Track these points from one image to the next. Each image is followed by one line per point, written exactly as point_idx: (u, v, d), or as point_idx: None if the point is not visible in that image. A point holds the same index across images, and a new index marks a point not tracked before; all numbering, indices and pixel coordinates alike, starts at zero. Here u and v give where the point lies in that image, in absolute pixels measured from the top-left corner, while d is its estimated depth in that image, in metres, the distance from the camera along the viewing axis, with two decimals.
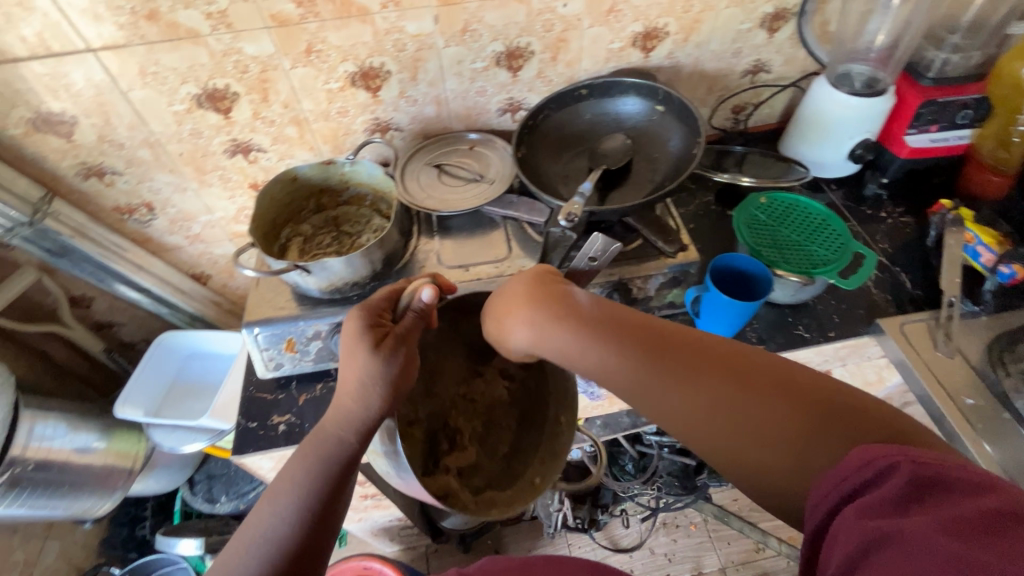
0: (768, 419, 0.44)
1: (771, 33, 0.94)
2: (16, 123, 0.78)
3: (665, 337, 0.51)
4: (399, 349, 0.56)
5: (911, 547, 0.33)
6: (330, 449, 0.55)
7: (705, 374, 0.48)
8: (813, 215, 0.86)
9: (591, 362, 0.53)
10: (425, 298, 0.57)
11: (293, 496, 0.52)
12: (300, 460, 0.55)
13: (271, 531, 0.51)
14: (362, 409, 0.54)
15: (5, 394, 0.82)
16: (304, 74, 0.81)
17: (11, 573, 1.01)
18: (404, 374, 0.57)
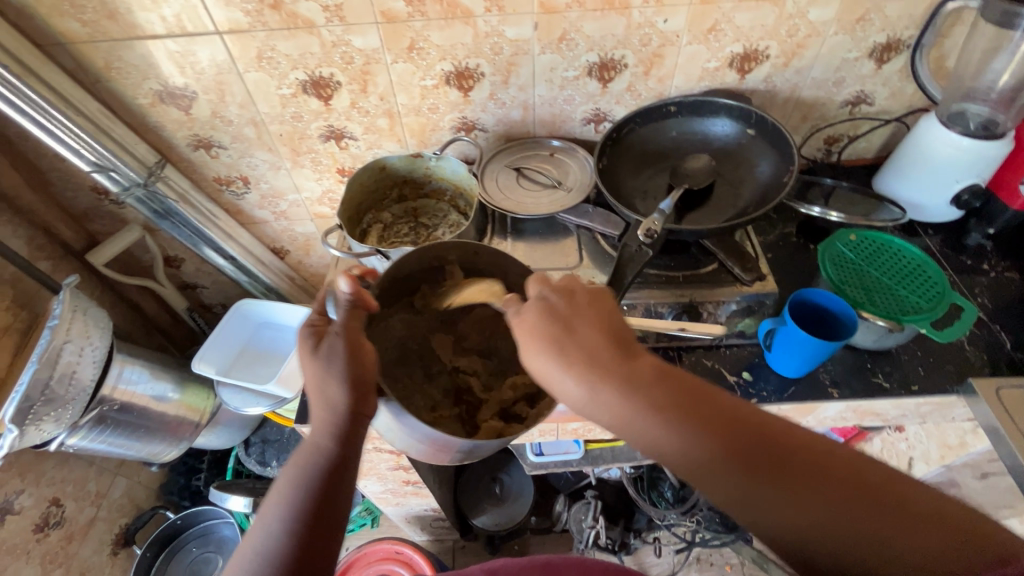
0: (833, 512, 0.43)
1: (880, 64, 0.89)
2: (145, 94, 0.85)
3: (729, 412, 0.48)
4: (342, 337, 0.56)
5: None
6: (315, 450, 0.56)
7: (776, 461, 0.45)
8: (907, 259, 0.81)
9: (654, 433, 0.48)
10: (345, 289, 0.57)
11: (281, 510, 0.53)
12: (289, 469, 0.56)
13: (263, 546, 0.51)
14: (330, 408, 0.55)
15: (104, 338, 0.90)
16: (403, 70, 0.85)
17: (83, 501, 1.10)
18: (363, 362, 0.56)
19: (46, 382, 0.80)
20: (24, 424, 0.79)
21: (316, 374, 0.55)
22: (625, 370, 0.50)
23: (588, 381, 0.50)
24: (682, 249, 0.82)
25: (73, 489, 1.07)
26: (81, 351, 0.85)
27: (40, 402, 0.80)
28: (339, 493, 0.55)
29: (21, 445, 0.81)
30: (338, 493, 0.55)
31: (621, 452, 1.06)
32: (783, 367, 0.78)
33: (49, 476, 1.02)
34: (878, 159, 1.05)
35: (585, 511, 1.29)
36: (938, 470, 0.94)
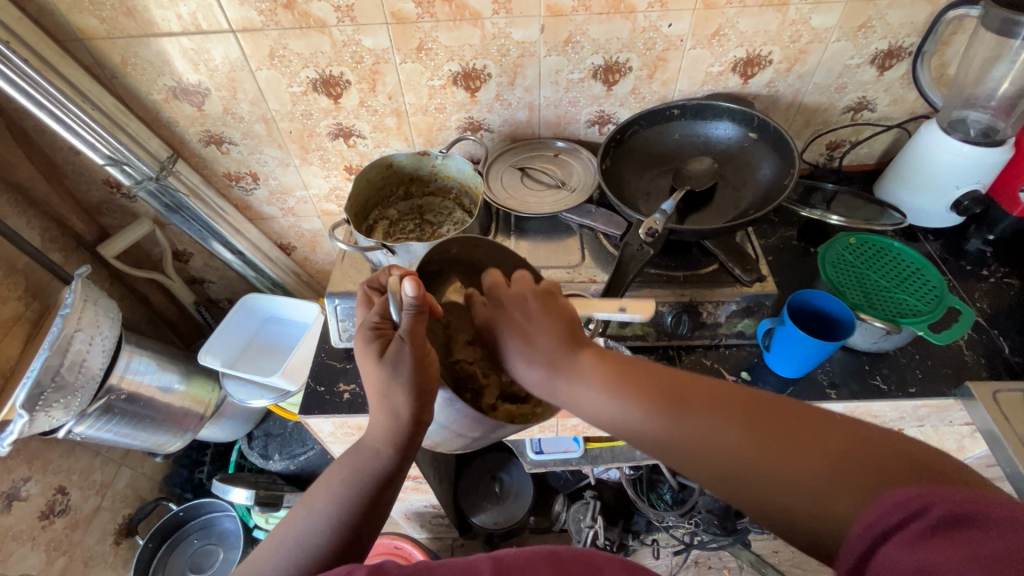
0: (794, 477, 0.42)
1: (882, 71, 0.90)
2: (159, 90, 0.87)
3: (684, 390, 0.49)
4: (408, 344, 0.50)
5: None
6: (371, 454, 0.55)
7: (730, 433, 0.45)
8: (906, 262, 0.82)
9: (613, 416, 0.51)
10: (408, 291, 0.50)
11: (328, 504, 0.54)
12: (343, 464, 0.56)
13: (304, 535, 0.52)
14: (393, 416, 0.53)
15: (113, 328, 0.91)
16: (411, 70, 0.86)
17: (89, 490, 1.11)
18: (425, 368, 0.51)
19: (56, 369, 0.82)
20: (34, 410, 0.81)
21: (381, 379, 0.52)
22: (581, 359, 0.54)
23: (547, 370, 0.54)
24: (683, 250, 0.83)
25: (79, 478, 1.09)
26: (91, 340, 0.87)
27: (50, 389, 0.82)
28: (383, 498, 0.55)
29: (30, 431, 0.83)
30: (381, 500, 0.55)
31: (620, 452, 1.07)
32: (783, 367, 0.78)
33: (55, 464, 1.04)
34: (880, 165, 1.05)
35: (584, 511, 1.28)
36: None
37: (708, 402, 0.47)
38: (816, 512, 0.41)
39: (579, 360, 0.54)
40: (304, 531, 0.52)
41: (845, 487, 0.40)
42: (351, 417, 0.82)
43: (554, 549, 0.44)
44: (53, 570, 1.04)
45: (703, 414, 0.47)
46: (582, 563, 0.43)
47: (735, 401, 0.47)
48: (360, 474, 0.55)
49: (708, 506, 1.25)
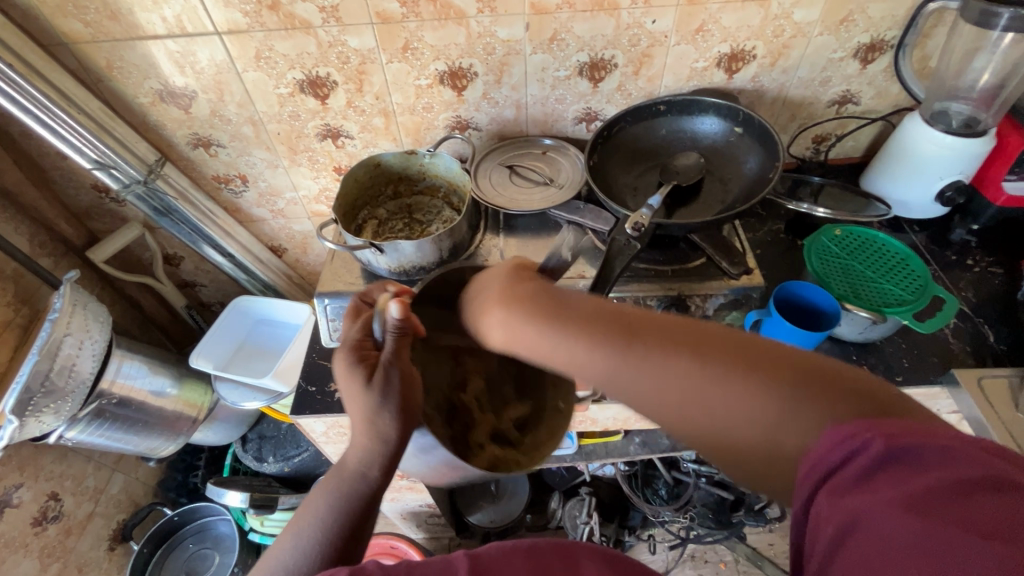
0: (746, 404, 0.41)
1: (865, 64, 0.91)
2: (146, 93, 0.87)
3: (635, 322, 0.47)
4: (397, 367, 0.52)
5: (879, 528, 0.31)
6: (355, 472, 0.55)
7: (685, 363, 0.43)
8: (890, 253, 0.83)
9: (554, 354, 0.48)
10: (395, 314, 0.50)
11: (314, 529, 0.53)
12: (330, 485, 0.56)
13: (290, 562, 0.52)
14: (382, 442, 0.52)
15: (103, 332, 0.91)
16: (398, 69, 0.87)
17: (82, 496, 1.11)
18: (413, 390, 0.52)
19: (46, 374, 0.82)
20: (24, 416, 0.81)
21: (364, 403, 0.52)
22: (524, 302, 0.49)
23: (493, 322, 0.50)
24: (671, 244, 0.83)
25: (72, 483, 1.08)
26: (81, 345, 0.87)
27: (40, 394, 0.81)
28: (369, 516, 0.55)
29: (20, 437, 0.82)
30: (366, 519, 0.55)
31: (614, 447, 1.07)
32: None
33: (48, 470, 1.03)
34: (865, 158, 1.06)
35: (579, 507, 1.29)
36: None
37: (662, 339, 0.45)
38: (764, 437, 0.41)
39: (524, 303, 0.49)
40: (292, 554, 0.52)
41: (791, 414, 0.40)
42: (342, 416, 0.82)
43: (531, 543, 0.45)
44: None
45: (660, 344, 0.45)
46: (561, 558, 0.43)
47: (691, 331, 0.45)
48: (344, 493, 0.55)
49: (703, 499, 1.27)
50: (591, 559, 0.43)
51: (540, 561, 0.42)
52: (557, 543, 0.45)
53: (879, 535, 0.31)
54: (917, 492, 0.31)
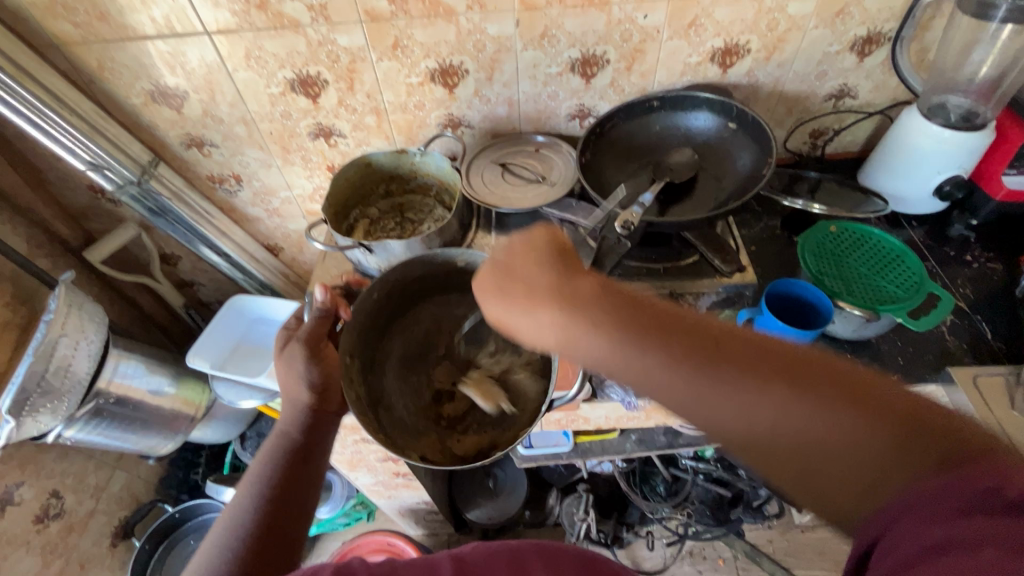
0: (840, 443, 0.38)
1: (861, 57, 0.90)
2: (138, 94, 0.88)
3: (726, 341, 0.43)
4: (302, 342, 0.64)
5: (967, 556, 0.31)
6: (281, 441, 0.64)
7: (783, 396, 0.39)
8: (885, 249, 0.82)
9: (619, 364, 0.46)
10: (320, 296, 0.67)
11: (258, 484, 0.60)
12: (255, 462, 0.63)
13: (242, 515, 0.57)
14: (294, 403, 0.65)
15: (99, 332, 0.92)
16: (388, 67, 0.86)
17: (84, 494, 1.12)
18: (316, 365, 0.65)
19: (42, 375, 0.82)
20: (22, 415, 0.82)
21: (283, 369, 0.64)
22: (597, 319, 0.47)
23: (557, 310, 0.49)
24: (664, 242, 0.83)
25: (73, 481, 1.10)
26: (76, 345, 0.87)
27: (36, 394, 0.82)
28: (303, 477, 0.62)
29: (18, 437, 0.83)
30: (302, 479, 0.62)
31: (609, 445, 1.07)
32: None
33: (49, 469, 1.05)
34: (863, 152, 1.05)
35: (577, 504, 1.29)
36: None
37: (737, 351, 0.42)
38: (863, 483, 0.37)
39: (587, 306, 0.48)
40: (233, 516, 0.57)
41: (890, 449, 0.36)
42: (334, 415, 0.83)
43: (516, 545, 0.45)
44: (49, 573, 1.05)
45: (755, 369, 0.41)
46: (539, 556, 0.43)
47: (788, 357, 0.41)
48: (273, 459, 0.62)
49: (701, 496, 1.27)
50: (568, 561, 0.44)
51: (523, 562, 0.42)
52: (539, 545, 0.45)
53: (943, 565, 0.32)
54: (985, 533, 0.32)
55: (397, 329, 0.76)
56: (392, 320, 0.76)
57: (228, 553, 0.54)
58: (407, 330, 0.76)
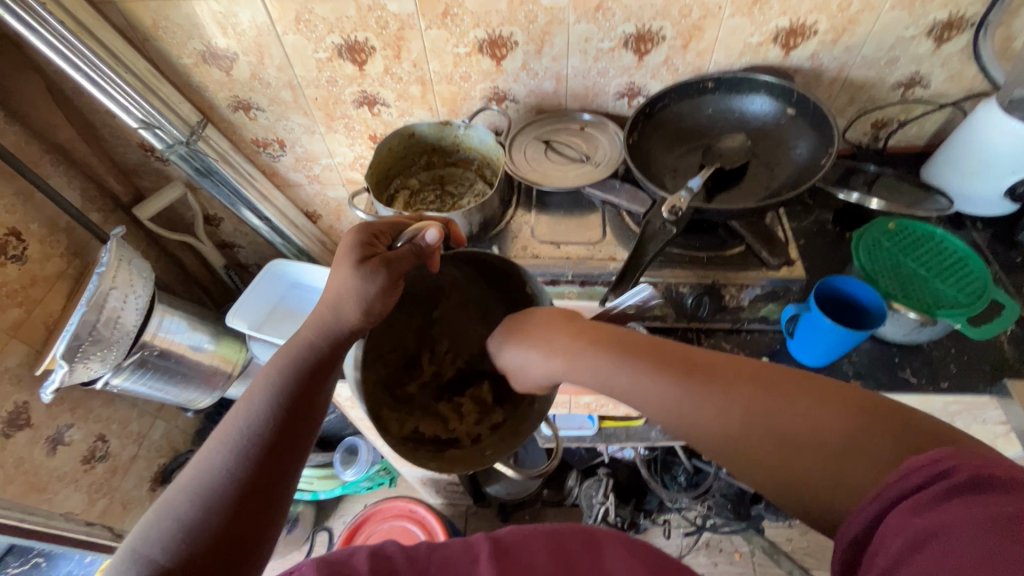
0: (801, 445, 0.41)
1: (939, 43, 0.83)
2: (189, 54, 0.88)
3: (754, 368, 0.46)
4: (386, 269, 0.57)
5: (951, 541, 0.32)
6: (302, 351, 0.57)
7: (782, 397, 0.44)
8: (948, 250, 0.78)
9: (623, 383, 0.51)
10: (429, 238, 0.58)
11: (266, 393, 0.53)
12: (266, 369, 0.56)
13: (246, 424, 0.51)
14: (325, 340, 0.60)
15: (145, 287, 0.95)
16: (436, 36, 0.85)
17: (127, 440, 1.18)
18: (385, 297, 0.58)
19: (94, 324, 0.86)
20: (74, 361, 0.85)
21: (345, 284, 0.57)
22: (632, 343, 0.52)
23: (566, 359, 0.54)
24: (709, 230, 0.80)
25: (117, 427, 1.15)
26: (125, 298, 0.91)
27: (88, 342, 0.86)
28: (319, 393, 0.55)
29: (70, 381, 0.87)
30: (318, 396, 0.55)
31: (634, 431, 1.06)
32: (804, 356, 0.76)
33: (96, 413, 1.10)
34: (929, 147, 0.99)
35: (596, 487, 1.30)
36: None
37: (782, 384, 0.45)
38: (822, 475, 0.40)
39: (602, 349, 0.53)
40: (241, 427, 0.51)
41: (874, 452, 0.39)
42: None
43: (551, 527, 0.45)
44: (94, 510, 1.11)
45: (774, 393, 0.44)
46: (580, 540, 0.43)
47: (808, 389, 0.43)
48: (289, 370, 0.55)
49: (723, 490, 1.26)
50: (614, 547, 0.41)
51: (562, 544, 0.42)
52: (577, 528, 0.44)
53: (952, 556, 0.31)
54: (984, 519, 0.32)
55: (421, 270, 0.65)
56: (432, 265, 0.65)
57: (226, 461, 0.48)
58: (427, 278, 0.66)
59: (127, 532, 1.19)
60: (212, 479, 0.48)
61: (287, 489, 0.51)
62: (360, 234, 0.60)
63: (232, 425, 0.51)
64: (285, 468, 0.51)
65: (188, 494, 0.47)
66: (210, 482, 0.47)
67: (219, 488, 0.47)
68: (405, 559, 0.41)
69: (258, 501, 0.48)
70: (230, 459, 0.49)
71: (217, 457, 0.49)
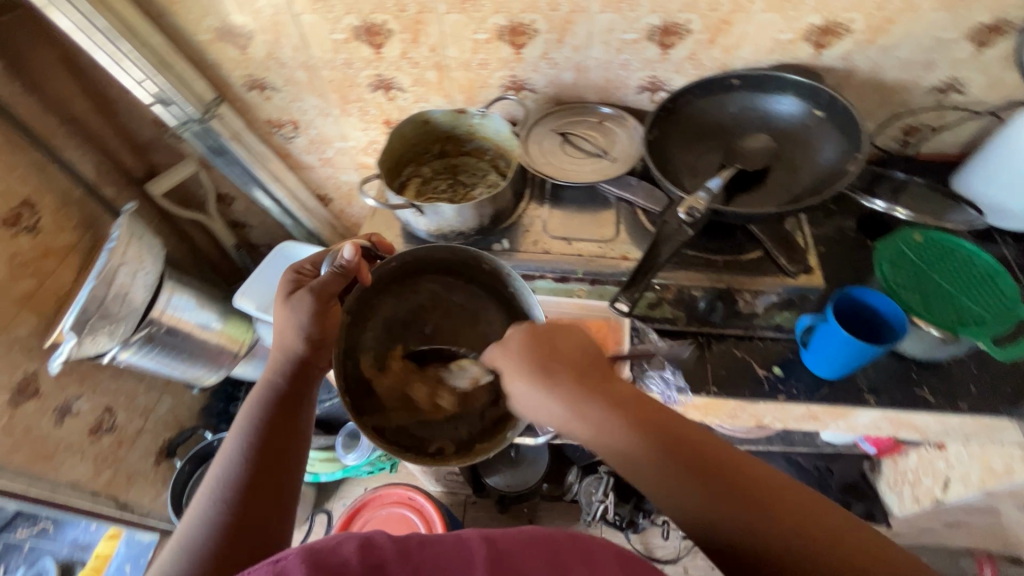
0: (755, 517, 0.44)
1: (980, 48, 0.79)
2: (205, 30, 0.87)
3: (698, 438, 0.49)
4: (310, 294, 0.59)
5: None
6: (266, 395, 0.58)
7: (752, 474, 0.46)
8: (975, 265, 0.75)
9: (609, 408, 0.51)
10: (346, 255, 0.60)
11: (238, 439, 0.55)
12: (238, 420, 0.57)
13: (223, 473, 0.52)
14: (285, 350, 0.60)
15: (155, 265, 0.95)
16: (456, 21, 0.83)
17: (134, 413, 1.19)
18: (321, 321, 0.60)
19: (102, 299, 0.86)
20: (82, 335, 0.86)
21: (282, 318, 0.60)
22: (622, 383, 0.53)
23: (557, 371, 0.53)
24: (726, 233, 0.78)
25: (124, 400, 1.17)
26: (134, 275, 0.91)
27: (96, 316, 0.86)
28: (293, 427, 0.57)
29: (78, 354, 0.88)
30: (292, 431, 0.57)
31: None
32: (818, 367, 0.74)
33: (104, 385, 1.11)
34: (962, 155, 0.95)
35: (596, 485, 1.31)
36: (977, 494, 0.91)
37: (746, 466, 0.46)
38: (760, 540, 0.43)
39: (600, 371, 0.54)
40: (219, 481, 0.51)
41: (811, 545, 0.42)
42: None
43: (551, 534, 0.41)
44: (100, 481, 1.13)
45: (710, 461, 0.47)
46: (576, 554, 0.40)
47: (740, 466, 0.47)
48: (258, 415, 0.56)
49: None
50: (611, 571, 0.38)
51: (561, 557, 0.39)
52: (574, 538, 0.41)
53: None
54: None
55: (394, 291, 0.67)
56: (402, 281, 0.68)
57: (208, 514, 0.49)
58: (404, 294, 0.68)
59: (132, 504, 1.21)
60: (197, 535, 0.48)
61: (279, 529, 0.51)
62: (291, 273, 0.63)
63: (212, 481, 0.52)
64: (273, 508, 0.51)
65: (178, 549, 0.48)
66: (196, 541, 0.48)
67: (202, 544, 0.47)
68: (396, 557, 0.38)
69: (249, 548, 0.48)
70: (212, 508, 0.50)
71: (201, 512, 0.50)
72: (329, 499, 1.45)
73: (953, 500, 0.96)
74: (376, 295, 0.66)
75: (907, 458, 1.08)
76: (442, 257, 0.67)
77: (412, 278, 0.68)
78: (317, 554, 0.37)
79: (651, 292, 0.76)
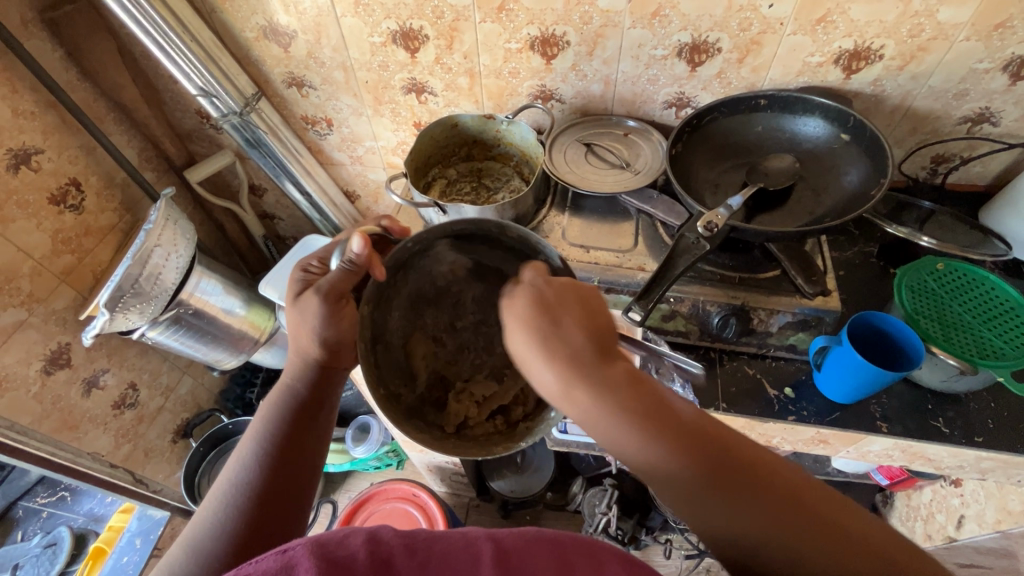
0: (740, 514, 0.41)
1: (1014, 80, 0.79)
2: (251, 28, 0.91)
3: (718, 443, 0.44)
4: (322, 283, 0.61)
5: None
6: (284, 400, 0.60)
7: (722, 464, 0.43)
8: (998, 298, 0.73)
9: (606, 408, 0.46)
10: (356, 249, 0.59)
11: (253, 443, 0.57)
12: (255, 424, 0.59)
13: (237, 476, 0.54)
14: (301, 356, 0.62)
15: (187, 248, 1.00)
16: (490, 30, 0.85)
17: (155, 391, 1.23)
18: (333, 323, 0.61)
19: (136, 278, 0.91)
20: (114, 310, 0.90)
21: (294, 319, 0.61)
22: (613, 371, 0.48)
23: (574, 381, 0.47)
24: (744, 250, 0.78)
25: (148, 377, 1.21)
26: (168, 257, 0.96)
27: (129, 293, 0.90)
28: (307, 435, 0.59)
29: (110, 329, 0.92)
30: (307, 439, 0.59)
31: None
32: (830, 391, 0.73)
33: (130, 362, 1.16)
34: (992, 187, 0.94)
35: (600, 497, 1.27)
36: (991, 535, 0.89)
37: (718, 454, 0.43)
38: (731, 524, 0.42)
39: (591, 351, 0.49)
40: (234, 483, 0.54)
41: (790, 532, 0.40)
42: None
43: (556, 536, 0.42)
44: (118, 454, 1.16)
45: (746, 490, 0.42)
46: (585, 551, 0.40)
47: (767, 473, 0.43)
48: (275, 421, 0.58)
49: None
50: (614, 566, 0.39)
51: (568, 560, 0.39)
52: (582, 539, 0.42)
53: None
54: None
55: (414, 267, 0.64)
56: (418, 258, 0.64)
57: (221, 518, 0.51)
58: (425, 269, 0.65)
59: (146, 479, 1.24)
60: (204, 538, 0.50)
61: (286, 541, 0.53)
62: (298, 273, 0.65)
63: (226, 483, 0.54)
64: (285, 516, 0.53)
65: (186, 550, 0.50)
66: (203, 542, 0.50)
67: (211, 548, 0.49)
68: (403, 550, 0.39)
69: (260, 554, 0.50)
70: (225, 512, 0.52)
71: (213, 516, 0.52)
72: (336, 491, 1.48)
73: (965, 540, 0.94)
74: (397, 274, 0.63)
75: (921, 493, 1.06)
76: (461, 229, 0.63)
77: (431, 256, 0.65)
78: (324, 546, 0.38)
79: (665, 305, 0.76)
